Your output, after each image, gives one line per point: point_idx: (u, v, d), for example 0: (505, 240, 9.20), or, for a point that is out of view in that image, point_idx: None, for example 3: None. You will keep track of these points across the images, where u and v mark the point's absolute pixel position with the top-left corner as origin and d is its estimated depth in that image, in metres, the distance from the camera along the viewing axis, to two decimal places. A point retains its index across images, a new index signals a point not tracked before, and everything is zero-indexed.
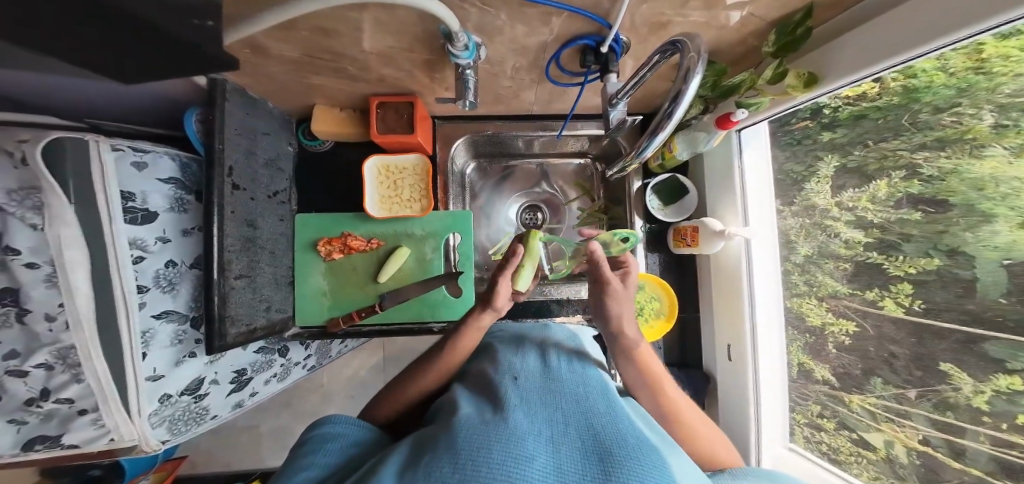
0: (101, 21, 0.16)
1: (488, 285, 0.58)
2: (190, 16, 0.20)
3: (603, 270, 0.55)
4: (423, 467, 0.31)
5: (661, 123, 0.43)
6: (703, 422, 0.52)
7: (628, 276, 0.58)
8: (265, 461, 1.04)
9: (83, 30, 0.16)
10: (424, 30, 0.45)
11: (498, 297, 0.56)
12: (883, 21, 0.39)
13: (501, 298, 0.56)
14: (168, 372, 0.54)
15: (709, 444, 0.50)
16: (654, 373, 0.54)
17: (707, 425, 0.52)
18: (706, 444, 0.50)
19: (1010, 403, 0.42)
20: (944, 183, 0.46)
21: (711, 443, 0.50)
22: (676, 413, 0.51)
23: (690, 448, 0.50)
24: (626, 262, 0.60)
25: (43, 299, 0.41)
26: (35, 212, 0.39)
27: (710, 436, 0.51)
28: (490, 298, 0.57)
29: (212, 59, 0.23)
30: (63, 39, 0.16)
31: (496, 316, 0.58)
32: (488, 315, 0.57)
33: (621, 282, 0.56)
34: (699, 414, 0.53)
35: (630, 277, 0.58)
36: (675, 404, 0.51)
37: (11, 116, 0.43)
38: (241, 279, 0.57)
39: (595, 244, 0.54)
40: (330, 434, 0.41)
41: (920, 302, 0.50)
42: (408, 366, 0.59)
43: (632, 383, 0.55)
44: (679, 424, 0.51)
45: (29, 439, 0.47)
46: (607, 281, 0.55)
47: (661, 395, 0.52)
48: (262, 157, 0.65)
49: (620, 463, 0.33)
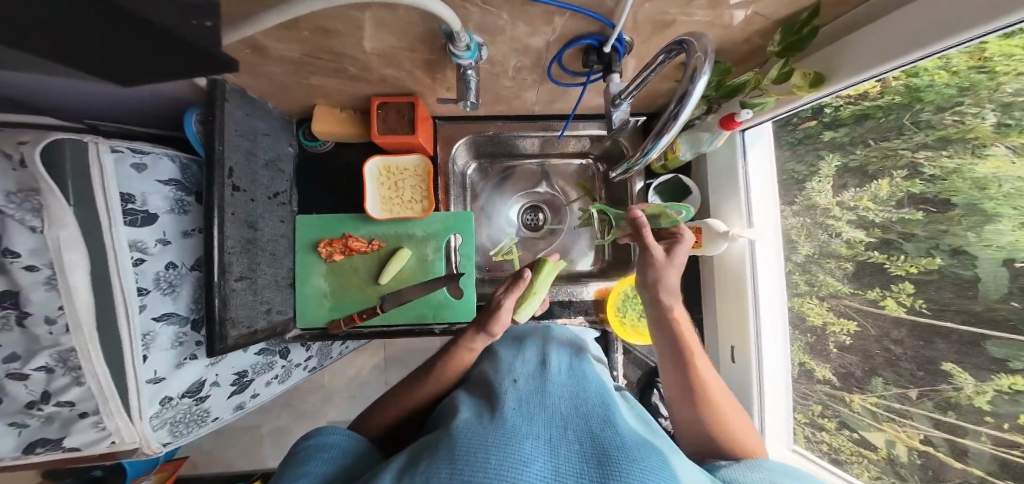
0: (103, 20, 0.16)
1: (484, 312, 0.59)
2: (193, 15, 0.19)
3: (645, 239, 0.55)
4: (422, 471, 0.31)
5: (667, 124, 0.42)
6: (732, 403, 0.52)
7: (675, 248, 0.56)
8: (266, 461, 1.04)
9: (93, 34, 0.16)
10: (425, 29, 0.45)
11: (496, 326, 0.57)
12: (891, 19, 0.39)
13: (496, 325, 0.57)
14: (169, 375, 0.54)
15: (733, 425, 0.50)
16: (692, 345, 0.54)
17: (735, 409, 0.52)
18: (730, 425, 0.50)
19: (1014, 404, 0.41)
20: (947, 183, 0.45)
21: (733, 424, 0.50)
22: (706, 390, 0.51)
23: (716, 429, 0.50)
24: (678, 234, 0.59)
25: (43, 302, 0.41)
26: (34, 214, 0.39)
27: (739, 421, 0.51)
28: (487, 323, 0.58)
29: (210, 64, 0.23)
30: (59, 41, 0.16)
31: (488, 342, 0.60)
32: (481, 339, 0.58)
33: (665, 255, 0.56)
34: (728, 397, 0.52)
35: (679, 249, 0.56)
36: (706, 380, 0.52)
37: (6, 117, 0.42)
38: (242, 281, 0.57)
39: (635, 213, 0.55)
40: (323, 445, 0.40)
41: (924, 302, 0.49)
42: (398, 383, 0.58)
43: (667, 356, 0.56)
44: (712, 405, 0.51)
45: (30, 442, 0.47)
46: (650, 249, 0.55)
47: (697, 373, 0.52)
48: (262, 158, 0.65)
49: (620, 466, 0.32)
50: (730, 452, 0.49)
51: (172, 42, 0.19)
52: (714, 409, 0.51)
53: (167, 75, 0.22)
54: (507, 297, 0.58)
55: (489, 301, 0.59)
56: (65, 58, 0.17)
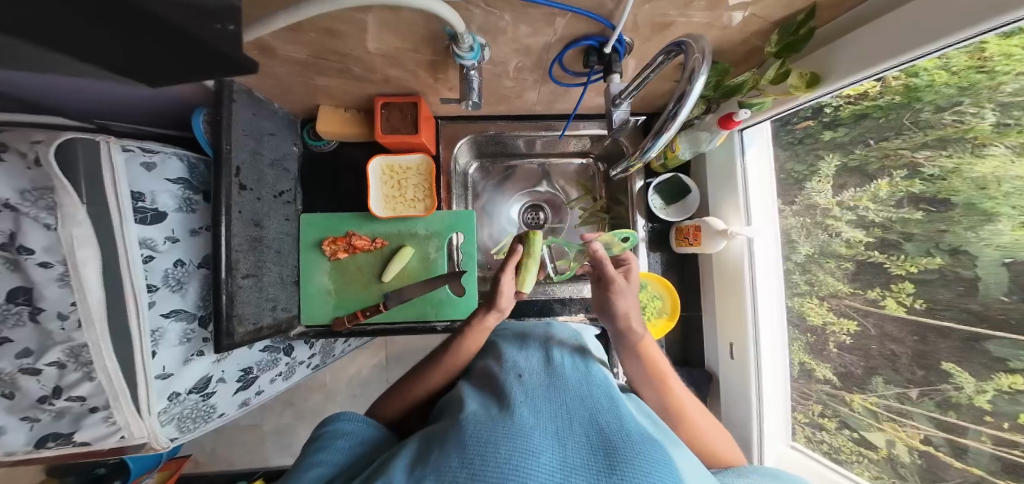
0: (117, 19, 0.15)
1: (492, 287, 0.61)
2: (213, 19, 0.19)
3: (606, 269, 0.57)
4: (432, 463, 0.32)
5: (666, 123, 0.43)
6: (700, 410, 0.52)
7: (630, 273, 0.60)
8: (269, 460, 1.04)
9: (89, 28, 0.15)
10: (430, 30, 0.45)
11: (502, 299, 0.59)
12: (883, 23, 0.40)
13: (503, 300, 0.59)
14: (177, 371, 0.54)
15: (710, 439, 0.50)
16: (659, 366, 0.53)
17: (709, 420, 0.51)
18: (707, 438, 0.49)
19: (1013, 403, 0.42)
20: (946, 183, 0.46)
21: (708, 436, 0.50)
22: (679, 407, 0.50)
23: (693, 444, 0.49)
24: (628, 261, 0.62)
25: (56, 298, 0.42)
26: (48, 212, 0.41)
27: (718, 435, 0.50)
28: (494, 299, 0.59)
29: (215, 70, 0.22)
30: (47, 27, 0.15)
31: (500, 318, 0.61)
32: (491, 316, 0.59)
33: (624, 279, 0.58)
34: (700, 408, 0.53)
35: (631, 274, 0.60)
36: (679, 397, 0.51)
37: (22, 118, 0.44)
38: (248, 278, 0.58)
39: (596, 244, 0.58)
40: (341, 431, 0.41)
41: (923, 302, 0.50)
42: (413, 368, 0.59)
43: (637, 378, 0.54)
44: (684, 420, 0.50)
45: (42, 437, 0.48)
46: (610, 279, 0.57)
47: (665, 390, 0.51)
48: (268, 157, 0.66)
49: (628, 459, 0.33)
50: (710, 462, 0.48)
51: (177, 44, 0.18)
52: (688, 424, 0.50)
53: (172, 75, 0.21)
54: (507, 262, 0.60)
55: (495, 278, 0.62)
56: (62, 45, 0.16)
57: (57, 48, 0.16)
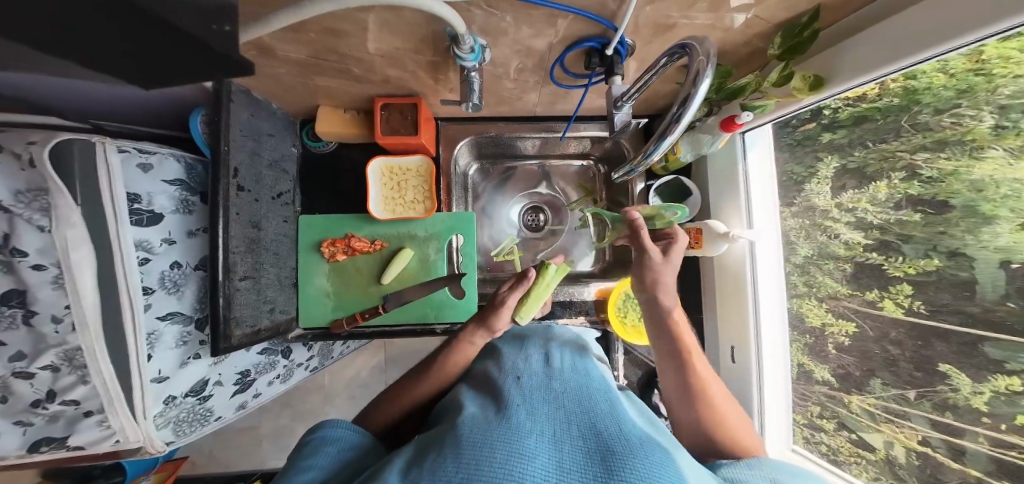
0: (129, 19, 0.15)
1: (488, 308, 0.63)
2: (211, 20, 0.18)
3: (643, 239, 0.58)
4: (429, 466, 0.31)
5: (669, 126, 0.42)
6: (726, 398, 0.51)
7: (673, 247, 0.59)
8: (267, 461, 1.04)
9: (92, 29, 0.15)
10: (431, 31, 0.45)
11: (497, 320, 0.61)
12: (888, 25, 0.39)
13: (498, 322, 0.62)
14: (172, 373, 0.54)
15: (728, 421, 0.49)
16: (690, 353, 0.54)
17: (734, 409, 0.51)
18: (732, 427, 0.48)
19: (1010, 405, 0.42)
20: (944, 185, 0.46)
21: (727, 419, 0.49)
22: (702, 385, 0.51)
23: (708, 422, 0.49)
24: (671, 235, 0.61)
25: (50, 301, 0.42)
26: (42, 213, 0.40)
27: (738, 425, 0.49)
28: (489, 320, 0.62)
29: (216, 72, 0.22)
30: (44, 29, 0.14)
31: (490, 338, 0.63)
32: (483, 334, 0.61)
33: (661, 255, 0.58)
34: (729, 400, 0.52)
35: (674, 249, 0.59)
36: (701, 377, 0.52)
37: (17, 118, 0.44)
38: (246, 280, 0.57)
39: (634, 213, 0.59)
40: (329, 439, 0.41)
41: (921, 303, 0.50)
42: (400, 380, 0.59)
43: (659, 349, 0.56)
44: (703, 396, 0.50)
45: (35, 441, 0.48)
46: (646, 249, 0.57)
47: (688, 363, 0.52)
48: (266, 158, 0.65)
49: (626, 463, 0.32)
50: (728, 452, 0.46)
51: (176, 44, 0.18)
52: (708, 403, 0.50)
53: (170, 78, 0.21)
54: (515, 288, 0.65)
55: (491, 300, 0.64)
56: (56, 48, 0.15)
57: (52, 53, 0.15)
